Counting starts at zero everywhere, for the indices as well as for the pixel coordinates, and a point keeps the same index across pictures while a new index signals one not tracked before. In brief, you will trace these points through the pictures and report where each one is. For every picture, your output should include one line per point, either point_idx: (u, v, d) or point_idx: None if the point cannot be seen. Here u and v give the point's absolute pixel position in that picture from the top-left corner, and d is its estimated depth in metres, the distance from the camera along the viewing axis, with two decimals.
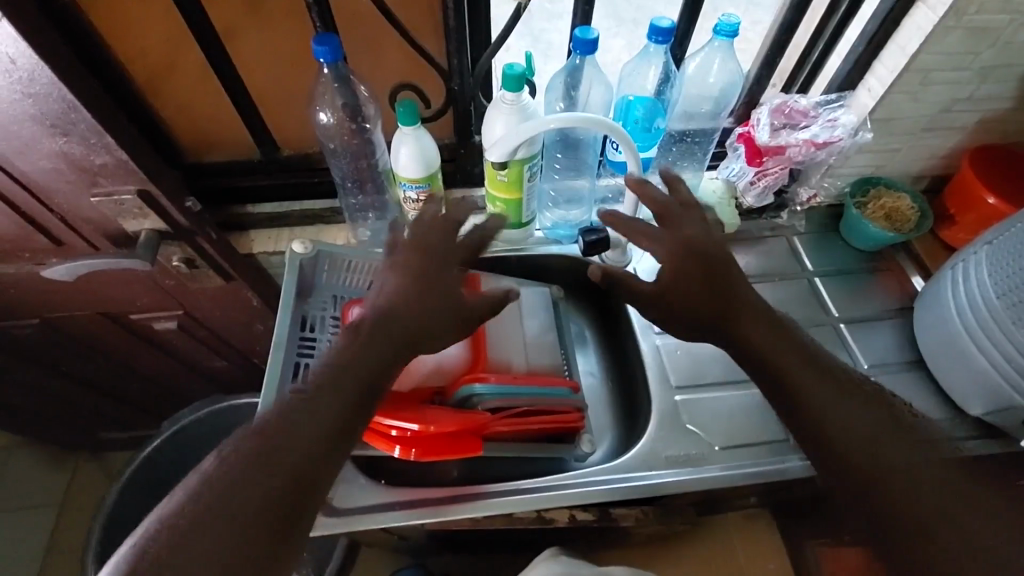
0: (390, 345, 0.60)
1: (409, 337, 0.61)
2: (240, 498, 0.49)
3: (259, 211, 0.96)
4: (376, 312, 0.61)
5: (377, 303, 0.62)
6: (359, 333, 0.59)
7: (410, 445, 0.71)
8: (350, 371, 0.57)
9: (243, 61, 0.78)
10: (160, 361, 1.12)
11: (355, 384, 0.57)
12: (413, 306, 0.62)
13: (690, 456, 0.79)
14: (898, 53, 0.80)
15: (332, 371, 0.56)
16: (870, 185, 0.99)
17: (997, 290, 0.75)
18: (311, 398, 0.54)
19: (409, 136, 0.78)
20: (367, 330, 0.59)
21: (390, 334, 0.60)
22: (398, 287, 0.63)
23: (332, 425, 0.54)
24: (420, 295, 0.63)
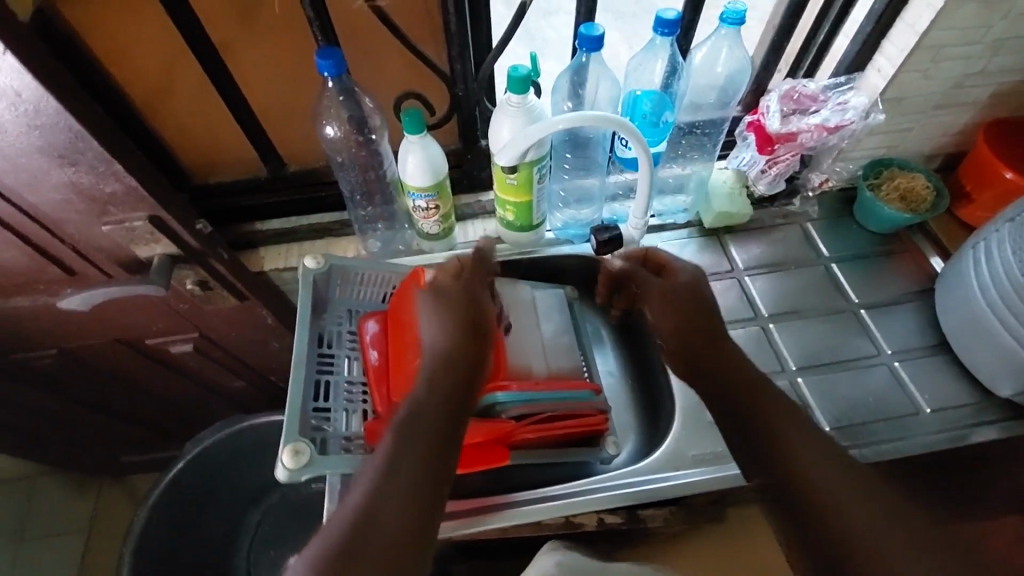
0: (455, 387, 0.67)
1: (458, 372, 0.68)
2: (368, 544, 0.53)
3: (267, 229, 0.95)
4: (434, 357, 0.69)
5: (432, 350, 0.70)
6: (430, 376, 0.67)
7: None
8: (423, 416, 0.63)
9: (245, 79, 0.78)
10: (178, 383, 1.12)
11: (429, 424, 0.63)
12: (462, 343, 0.70)
13: (716, 454, 0.79)
14: (908, 31, 0.78)
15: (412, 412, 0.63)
16: (884, 166, 0.97)
17: (1020, 268, 0.73)
18: (404, 441, 0.61)
19: (417, 144, 0.79)
20: (432, 372, 0.68)
21: (448, 372, 0.68)
22: (446, 333, 0.71)
23: (426, 459, 0.60)
24: (468, 338, 0.71)
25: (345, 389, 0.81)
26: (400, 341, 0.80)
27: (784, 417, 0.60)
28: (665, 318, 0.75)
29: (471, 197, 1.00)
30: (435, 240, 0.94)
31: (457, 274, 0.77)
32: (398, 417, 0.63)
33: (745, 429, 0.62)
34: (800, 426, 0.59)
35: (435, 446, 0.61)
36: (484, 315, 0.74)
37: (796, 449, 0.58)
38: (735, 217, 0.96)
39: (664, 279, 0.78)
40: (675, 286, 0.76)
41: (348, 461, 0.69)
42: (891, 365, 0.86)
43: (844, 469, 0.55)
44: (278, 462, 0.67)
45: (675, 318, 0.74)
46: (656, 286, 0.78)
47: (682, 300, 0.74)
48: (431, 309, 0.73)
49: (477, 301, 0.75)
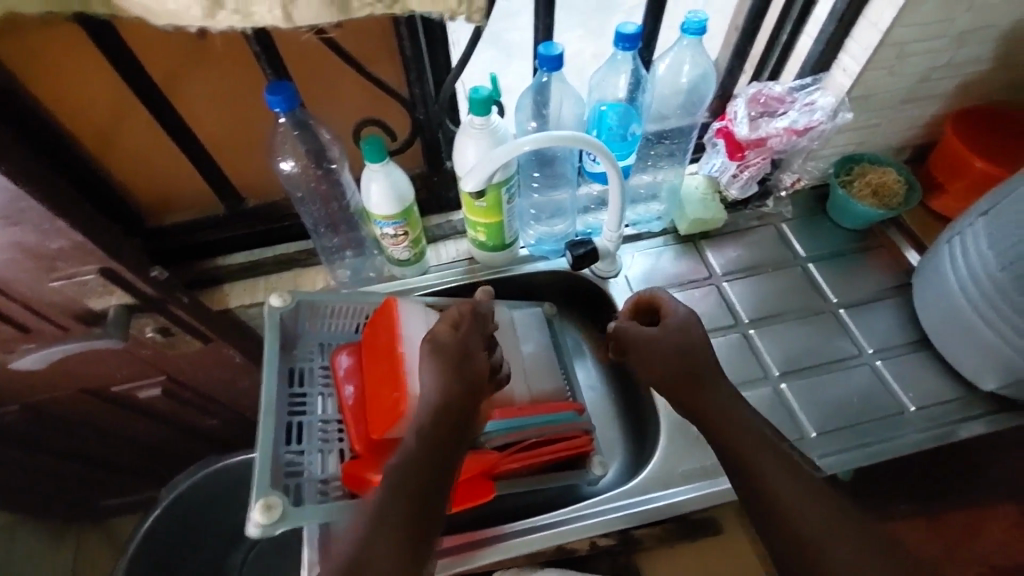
0: (445, 442, 0.64)
1: (450, 427, 0.65)
2: None
3: (230, 263, 0.92)
4: (425, 413, 0.65)
5: (422, 403, 0.65)
6: (420, 434, 0.64)
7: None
8: (410, 475, 0.61)
9: (193, 116, 0.74)
10: (149, 428, 1.08)
11: (417, 483, 0.61)
12: (455, 398, 0.66)
13: (705, 468, 0.78)
14: (871, 30, 0.78)
15: (399, 467, 0.62)
16: (854, 162, 0.97)
17: (997, 262, 0.73)
18: (389, 497, 0.60)
19: (379, 172, 0.76)
20: (422, 428, 0.64)
21: (438, 428, 0.64)
22: (438, 387, 0.66)
23: (410, 516, 0.59)
24: (462, 393, 0.67)
25: (320, 429, 0.79)
26: (383, 375, 0.76)
27: (759, 450, 0.62)
28: (653, 370, 0.70)
29: (441, 217, 0.99)
30: (406, 266, 0.92)
31: (453, 322, 0.71)
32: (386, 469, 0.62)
33: (722, 460, 0.64)
34: (774, 461, 0.61)
35: (421, 501, 0.61)
36: (478, 366, 0.69)
37: (772, 482, 0.59)
38: (709, 223, 0.95)
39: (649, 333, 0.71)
40: (669, 329, 0.71)
41: (324, 511, 0.67)
42: (874, 365, 0.86)
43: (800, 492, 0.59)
44: (248, 519, 0.63)
45: (655, 374, 0.70)
46: (640, 338, 0.72)
47: (665, 352, 0.70)
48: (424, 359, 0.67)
49: (472, 353, 0.69)
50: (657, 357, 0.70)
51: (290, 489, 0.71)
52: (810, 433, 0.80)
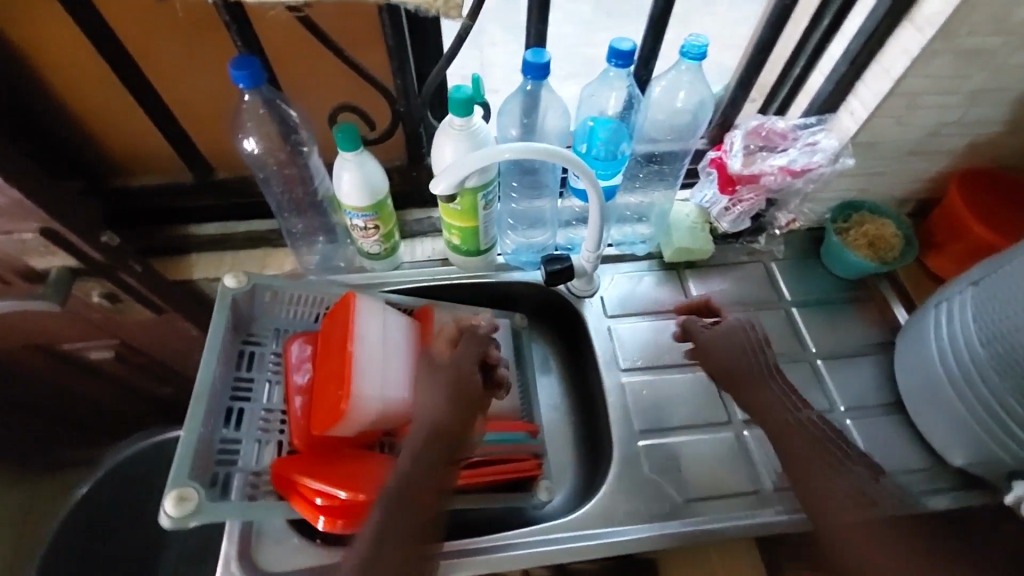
0: (447, 460, 0.63)
1: (449, 444, 0.63)
2: None
3: (201, 233, 0.89)
4: (426, 428, 0.64)
5: (420, 420, 0.65)
6: (419, 449, 0.62)
7: (335, 517, 0.65)
8: (415, 491, 0.60)
9: (162, 80, 0.71)
10: (103, 389, 1.06)
11: (423, 503, 0.60)
12: (455, 413, 0.65)
13: (651, 510, 0.75)
14: (883, 76, 0.73)
15: (403, 487, 0.60)
16: (852, 209, 0.93)
17: (979, 337, 0.69)
18: (393, 517, 0.58)
19: (352, 162, 0.73)
20: (420, 446, 0.63)
21: (437, 447, 0.63)
22: (439, 404, 0.66)
23: (412, 539, 0.58)
24: (461, 409, 0.66)
25: (261, 418, 0.76)
26: (333, 372, 0.73)
27: (828, 475, 0.67)
28: (717, 361, 0.79)
29: (422, 212, 0.95)
30: (377, 259, 0.88)
31: (451, 342, 0.74)
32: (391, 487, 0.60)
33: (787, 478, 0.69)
34: (840, 492, 0.65)
35: (425, 523, 0.59)
36: (474, 383, 0.69)
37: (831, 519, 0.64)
38: (696, 253, 0.91)
39: (715, 331, 0.81)
40: (727, 327, 0.81)
41: (245, 509, 0.64)
42: (843, 423, 0.82)
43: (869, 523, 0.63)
44: (161, 510, 0.61)
45: (719, 367, 0.79)
46: (706, 336, 0.81)
47: (733, 351, 0.79)
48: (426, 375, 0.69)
49: (469, 371, 0.69)
50: (725, 344, 0.80)
51: (218, 479, 0.69)
52: (767, 487, 0.77)
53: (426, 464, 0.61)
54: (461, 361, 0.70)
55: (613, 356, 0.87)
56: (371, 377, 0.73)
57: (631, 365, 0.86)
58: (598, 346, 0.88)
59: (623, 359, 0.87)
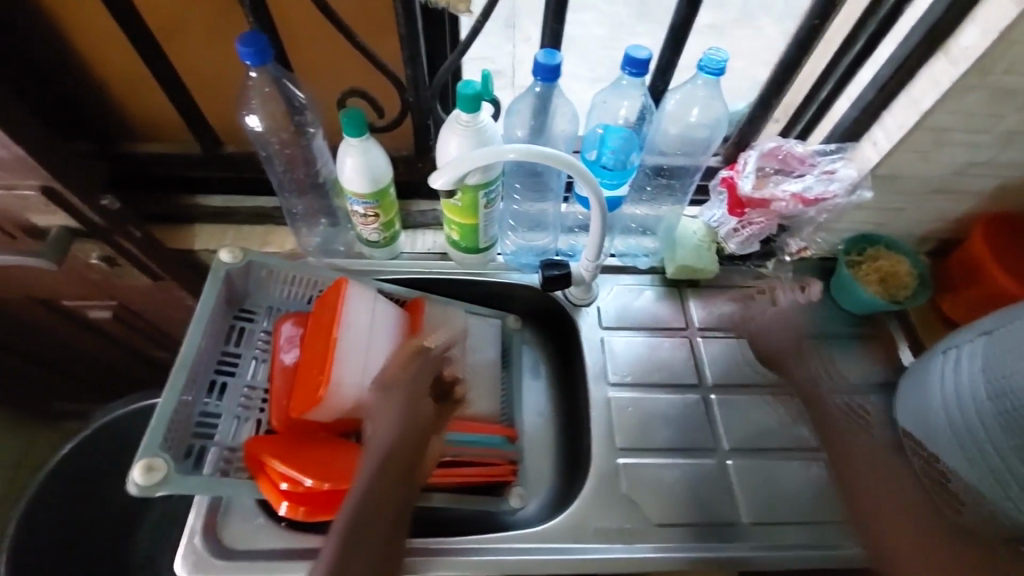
0: (406, 485, 0.59)
1: (404, 469, 0.60)
2: None
3: (208, 204, 0.89)
4: (378, 453, 0.60)
5: (374, 446, 0.60)
6: (373, 476, 0.58)
7: (298, 503, 0.66)
8: (372, 524, 0.55)
9: (176, 50, 0.72)
10: (103, 347, 1.08)
11: (378, 535, 0.55)
12: (410, 438, 0.62)
13: (621, 530, 0.73)
14: (910, 108, 0.70)
15: (357, 518, 0.55)
16: (868, 243, 0.89)
17: (984, 391, 0.66)
18: (348, 553, 0.53)
19: (356, 148, 0.72)
20: (375, 471, 0.58)
21: (393, 474, 0.58)
22: (392, 427, 0.62)
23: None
24: (415, 433, 0.62)
25: (243, 394, 0.76)
26: (317, 355, 0.73)
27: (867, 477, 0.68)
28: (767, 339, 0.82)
29: (429, 204, 0.95)
30: (375, 247, 0.88)
31: (402, 362, 0.69)
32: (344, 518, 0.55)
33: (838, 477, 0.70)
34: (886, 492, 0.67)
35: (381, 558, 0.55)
36: (429, 404, 0.65)
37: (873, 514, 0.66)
38: (699, 272, 0.89)
39: (756, 313, 0.85)
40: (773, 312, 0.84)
41: (213, 485, 0.65)
42: None
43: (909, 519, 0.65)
44: (129, 477, 0.61)
45: (767, 349, 0.82)
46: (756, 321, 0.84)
47: (785, 327, 0.82)
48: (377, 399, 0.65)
49: (422, 394, 0.66)
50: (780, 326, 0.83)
51: (193, 450, 0.70)
52: (743, 519, 0.75)
53: (379, 494, 0.57)
54: (415, 384, 0.67)
55: (603, 369, 0.86)
56: (353, 366, 0.73)
57: (620, 380, 0.85)
58: (588, 357, 0.87)
59: (613, 373, 0.85)
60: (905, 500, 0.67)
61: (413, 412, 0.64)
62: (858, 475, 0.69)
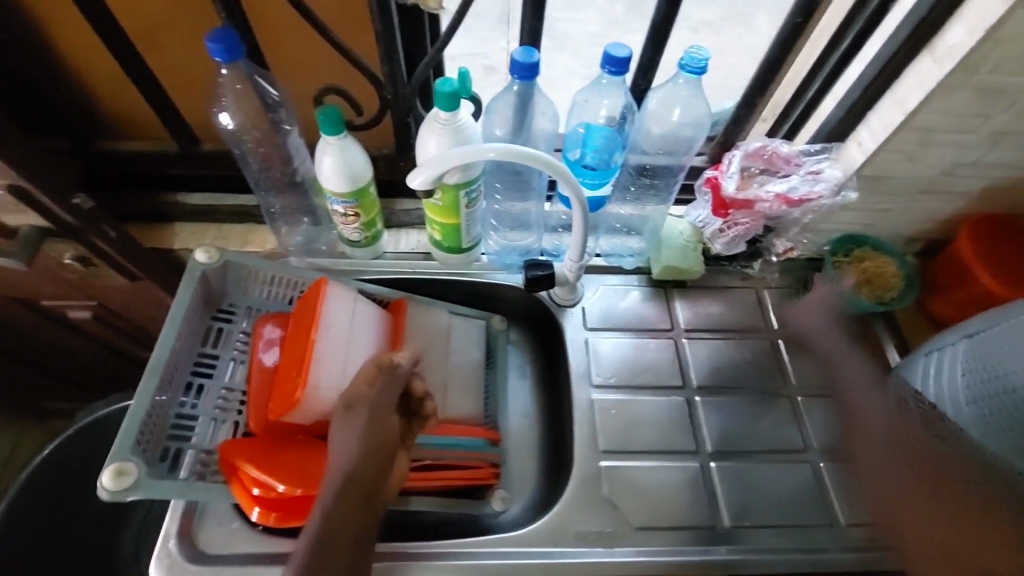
0: (362, 517, 0.59)
1: (361, 499, 0.59)
2: None
3: (188, 203, 0.88)
4: (339, 476, 0.59)
5: (331, 473, 0.59)
6: (332, 501, 0.58)
7: (269, 509, 0.66)
8: (330, 551, 0.56)
9: (149, 46, 0.71)
10: (85, 345, 1.07)
11: (333, 561, 0.56)
12: (368, 467, 0.60)
13: (602, 534, 0.73)
14: (895, 108, 0.69)
15: (316, 545, 0.55)
16: (856, 244, 0.88)
17: (966, 396, 0.66)
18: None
19: (334, 146, 0.71)
20: (330, 504, 0.58)
21: (349, 505, 0.58)
22: (353, 450, 0.61)
23: None
24: (374, 461, 0.61)
25: (221, 396, 0.75)
26: (295, 357, 0.71)
27: (886, 442, 0.63)
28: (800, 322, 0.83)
29: (413, 203, 0.94)
30: (356, 247, 0.87)
31: (367, 379, 0.65)
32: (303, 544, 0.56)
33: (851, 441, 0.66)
34: (894, 453, 0.62)
35: None
36: (392, 427, 0.64)
37: (883, 479, 0.61)
38: (686, 272, 0.88)
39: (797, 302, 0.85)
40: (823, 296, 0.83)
41: (183, 490, 0.64)
42: (817, 465, 0.79)
43: (919, 478, 0.59)
44: (98, 482, 0.60)
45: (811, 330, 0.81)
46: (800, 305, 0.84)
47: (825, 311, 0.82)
48: (338, 416, 0.63)
49: (386, 416, 0.64)
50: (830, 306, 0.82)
51: (168, 453, 0.69)
52: (725, 522, 0.74)
53: (336, 521, 0.57)
54: (383, 397, 0.65)
55: (587, 371, 0.85)
56: (330, 370, 0.71)
57: (603, 382, 0.84)
58: (572, 358, 0.86)
59: (597, 375, 0.85)
60: (932, 475, 0.59)
61: (377, 431, 0.63)
62: (867, 438, 0.65)
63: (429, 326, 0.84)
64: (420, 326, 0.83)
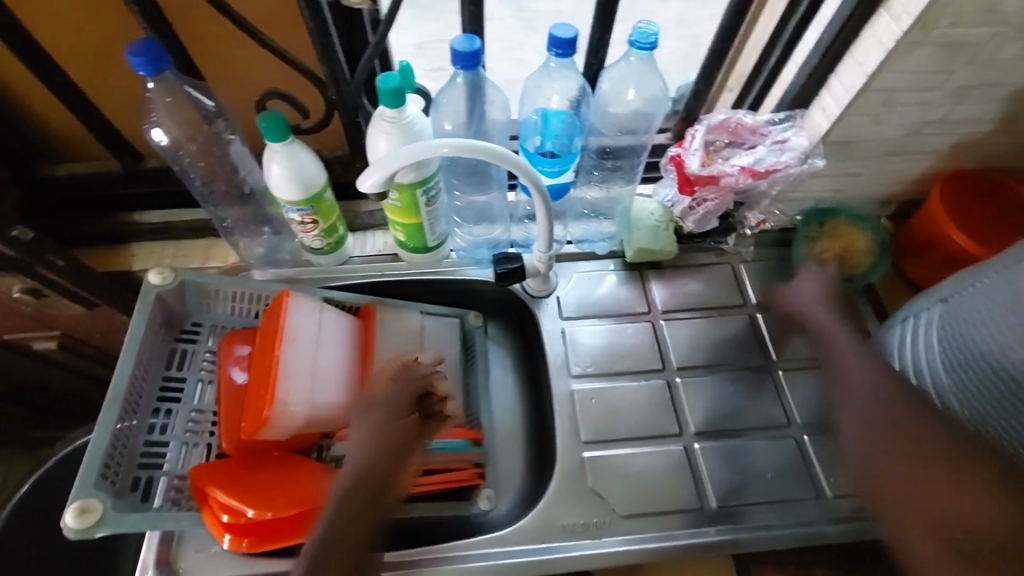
0: (372, 513, 0.57)
1: (373, 494, 0.58)
2: None
3: (142, 221, 0.85)
4: (352, 470, 0.59)
5: (346, 468, 0.60)
6: (346, 495, 0.57)
7: (242, 535, 0.63)
8: (338, 543, 0.54)
9: (71, 62, 0.68)
10: (55, 377, 1.03)
11: (342, 556, 0.54)
12: (381, 462, 0.60)
13: (588, 526, 0.72)
14: (857, 70, 0.67)
15: (324, 536, 0.55)
16: (827, 216, 0.86)
17: (942, 361, 0.64)
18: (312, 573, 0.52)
19: (280, 153, 0.68)
20: (341, 497, 0.57)
21: (359, 499, 0.57)
22: (369, 445, 0.62)
23: None
24: (388, 457, 0.61)
25: (191, 419, 0.73)
26: (261, 373, 0.69)
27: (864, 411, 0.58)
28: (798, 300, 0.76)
29: (376, 204, 0.91)
30: (320, 254, 0.84)
31: (391, 375, 0.69)
32: (312, 539, 0.55)
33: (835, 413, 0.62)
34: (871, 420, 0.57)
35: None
36: (408, 425, 0.64)
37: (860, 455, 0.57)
38: (658, 254, 0.87)
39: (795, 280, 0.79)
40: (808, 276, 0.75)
41: (148, 521, 0.62)
42: (800, 439, 0.79)
43: (896, 445, 0.54)
44: (61, 521, 0.59)
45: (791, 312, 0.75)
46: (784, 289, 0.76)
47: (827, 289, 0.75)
48: (360, 415, 0.65)
49: (403, 415, 0.65)
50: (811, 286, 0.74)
51: (139, 483, 0.67)
52: (711, 504, 0.74)
53: (347, 514, 0.56)
54: (401, 393, 0.67)
55: (565, 362, 0.83)
56: (299, 384, 0.69)
57: (582, 372, 0.83)
58: (550, 350, 0.84)
59: (575, 365, 0.83)
60: (916, 440, 0.54)
61: (390, 426, 0.64)
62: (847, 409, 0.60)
63: (405, 329, 0.82)
64: (394, 329, 0.82)
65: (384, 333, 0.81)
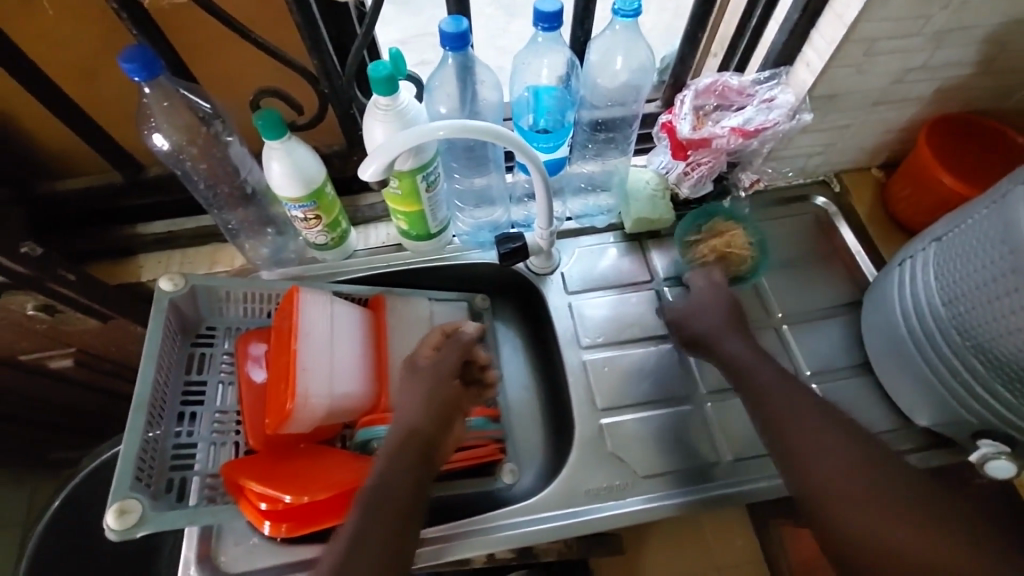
0: (420, 466, 0.63)
1: (423, 447, 0.64)
2: None
3: (148, 232, 0.86)
4: (403, 428, 0.66)
5: (398, 424, 0.66)
6: (402, 449, 0.63)
7: (279, 521, 0.65)
8: (390, 493, 0.60)
9: (65, 77, 0.68)
10: (71, 394, 1.04)
11: (397, 505, 0.60)
12: (430, 421, 0.66)
13: (611, 488, 0.74)
14: (836, 22, 0.68)
15: (377, 489, 0.60)
16: (704, 217, 0.88)
17: (941, 297, 0.66)
18: (370, 519, 0.58)
19: (279, 151, 0.69)
20: (393, 451, 0.63)
21: (412, 453, 0.63)
22: (418, 406, 0.68)
23: (386, 555, 0.57)
24: (436, 418, 0.67)
25: (216, 420, 0.75)
26: (280, 371, 0.70)
27: (813, 436, 0.62)
28: (699, 323, 0.77)
29: (376, 196, 0.92)
30: (326, 250, 0.85)
31: (436, 344, 0.74)
32: (366, 493, 0.60)
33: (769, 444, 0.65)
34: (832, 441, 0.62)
35: (401, 527, 0.59)
36: (455, 388, 0.70)
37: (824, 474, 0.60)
38: (657, 223, 0.88)
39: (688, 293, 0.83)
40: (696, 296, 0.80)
41: (191, 516, 0.64)
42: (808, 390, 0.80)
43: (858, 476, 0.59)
44: (103, 524, 0.61)
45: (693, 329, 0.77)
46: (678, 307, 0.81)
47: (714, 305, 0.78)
48: (409, 380, 0.71)
49: (449, 377, 0.71)
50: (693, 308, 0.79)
51: (173, 483, 0.69)
52: (726, 458, 0.76)
53: (399, 469, 0.62)
54: (454, 353, 0.73)
55: (574, 335, 0.85)
56: (318, 378, 0.71)
57: (591, 343, 0.85)
58: (558, 325, 0.86)
59: (584, 337, 0.85)
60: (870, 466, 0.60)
61: (437, 389, 0.69)
62: (796, 429, 0.63)
63: (417, 317, 0.84)
64: (406, 317, 0.84)
65: (395, 322, 0.83)
